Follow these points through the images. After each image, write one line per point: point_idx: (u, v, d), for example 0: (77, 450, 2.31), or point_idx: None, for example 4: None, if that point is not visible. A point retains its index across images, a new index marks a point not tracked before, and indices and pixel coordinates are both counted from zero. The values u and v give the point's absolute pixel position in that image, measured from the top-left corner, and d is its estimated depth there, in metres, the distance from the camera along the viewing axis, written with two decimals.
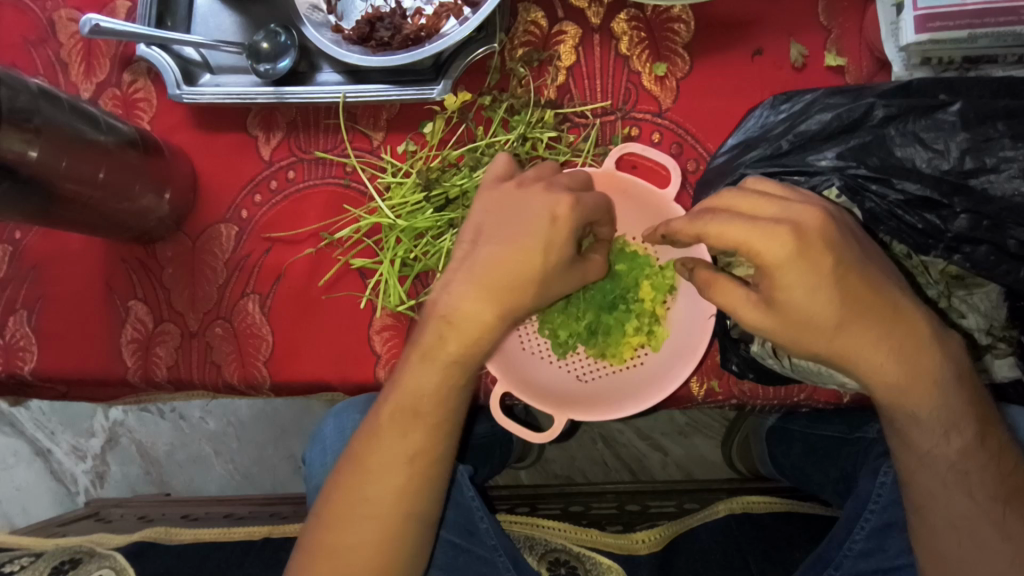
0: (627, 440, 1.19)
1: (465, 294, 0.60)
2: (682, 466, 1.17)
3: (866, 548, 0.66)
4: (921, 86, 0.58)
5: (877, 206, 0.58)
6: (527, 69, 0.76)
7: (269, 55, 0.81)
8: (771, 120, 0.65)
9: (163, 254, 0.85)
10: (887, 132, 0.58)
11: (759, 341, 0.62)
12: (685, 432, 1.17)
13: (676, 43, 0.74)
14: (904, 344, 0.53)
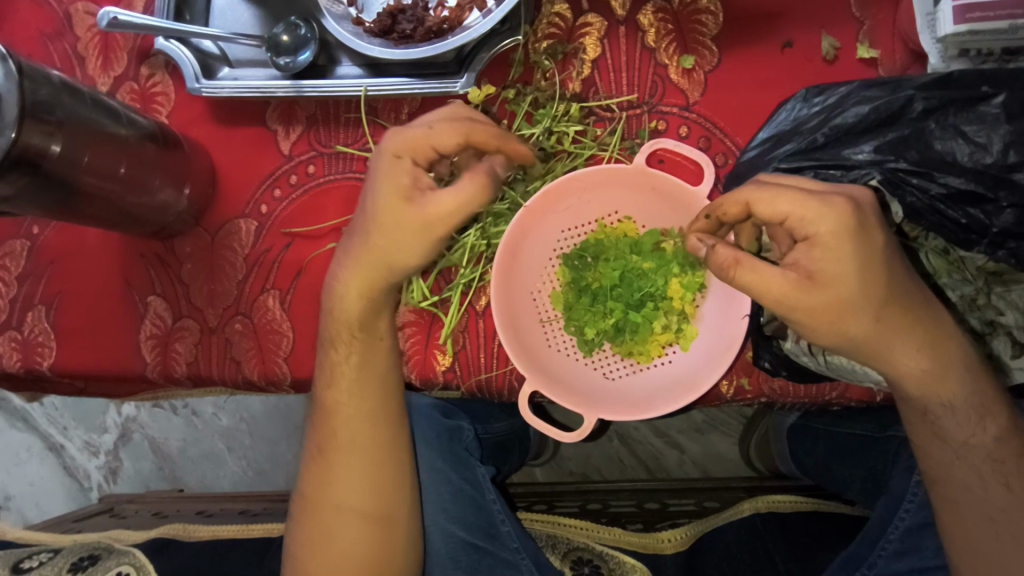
0: (643, 438, 1.18)
1: (390, 255, 0.65)
2: (699, 464, 1.16)
3: (900, 548, 0.65)
4: (961, 77, 0.56)
5: (919, 200, 0.57)
6: (552, 61, 0.75)
7: (289, 48, 0.80)
8: (804, 113, 0.63)
9: (181, 249, 0.85)
10: (927, 126, 0.57)
11: (794, 338, 0.61)
12: (702, 430, 1.16)
13: (704, 35, 0.72)
14: (931, 333, 0.54)
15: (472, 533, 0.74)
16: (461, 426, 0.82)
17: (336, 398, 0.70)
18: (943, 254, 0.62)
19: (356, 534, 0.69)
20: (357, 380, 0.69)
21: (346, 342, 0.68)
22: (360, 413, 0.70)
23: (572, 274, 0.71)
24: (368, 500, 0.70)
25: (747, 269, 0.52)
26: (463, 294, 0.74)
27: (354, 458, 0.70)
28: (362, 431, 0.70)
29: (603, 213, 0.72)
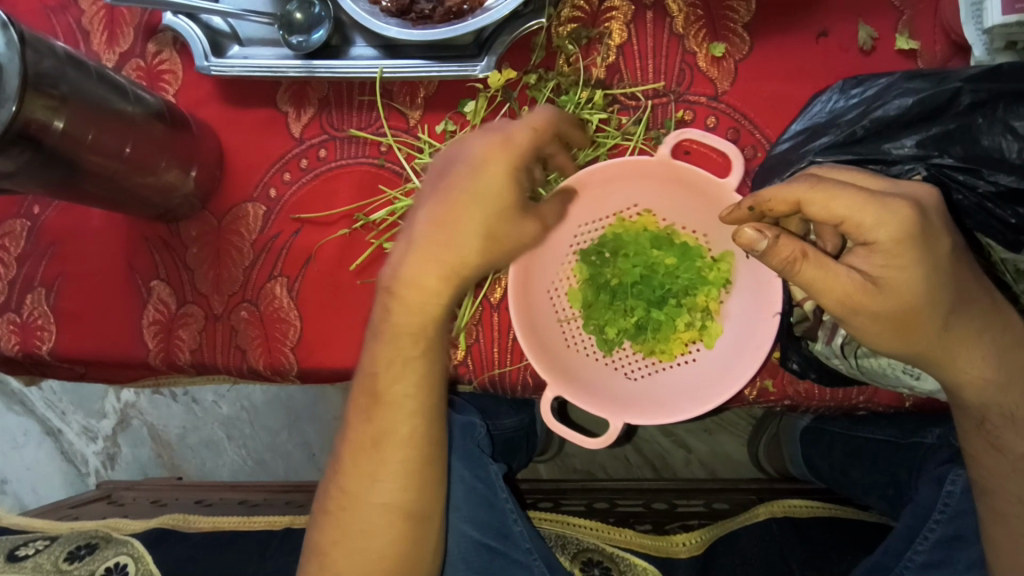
0: (649, 436, 1.17)
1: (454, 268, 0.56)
2: (707, 464, 1.14)
3: (930, 560, 0.62)
4: (1013, 69, 0.53)
5: (966, 199, 0.56)
6: (576, 47, 0.72)
7: (302, 27, 0.77)
8: (840, 105, 0.61)
9: (187, 233, 0.82)
10: (974, 120, 0.55)
11: (825, 339, 0.59)
12: (711, 429, 1.14)
13: (735, 22, 0.70)
14: (993, 338, 0.52)
15: (484, 532, 0.71)
16: (473, 422, 0.79)
17: (397, 393, 0.61)
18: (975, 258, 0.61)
19: (394, 533, 0.62)
20: (424, 376, 0.61)
21: (414, 337, 0.59)
22: (415, 411, 0.61)
23: (590, 271, 0.68)
24: (405, 507, 0.62)
25: (813, 265, 0.49)
26: (479, 286, 0.72)
27: (402, 455, 0.61)
28: (412, 430, 0.61)
29: (623, 205, 0.68)
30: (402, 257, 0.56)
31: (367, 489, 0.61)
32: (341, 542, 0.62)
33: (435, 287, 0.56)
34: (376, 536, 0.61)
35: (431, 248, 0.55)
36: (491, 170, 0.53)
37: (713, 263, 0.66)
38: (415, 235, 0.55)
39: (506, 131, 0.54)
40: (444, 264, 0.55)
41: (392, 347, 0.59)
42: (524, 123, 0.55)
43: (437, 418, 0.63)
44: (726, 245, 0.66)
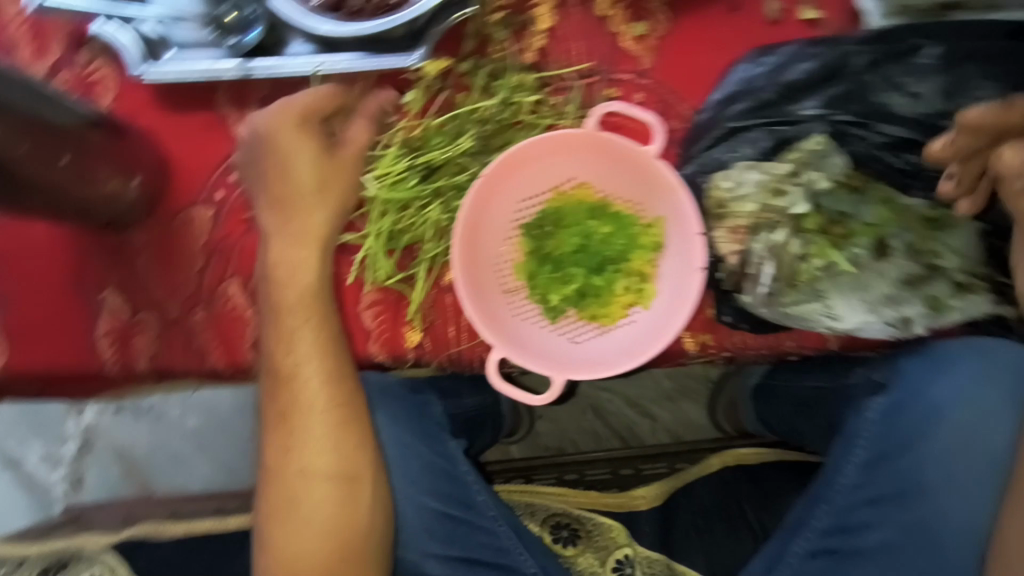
0: (615, 408, 1.16)
1: (317, 233, 0.71)
2: (671, 430, 1.15)
3: (857, 482, 0.70)
4: (897, 32, 0.62)
5: (859, 148, 0.64)
6: (506, 33, 0.75)
7: (235, 27, 0.78)
8: (754, 73, 0.65)
9: (135, 241, 0.82)
10: (865, 80, 0.63)
11: (752, 291, 0.65)
12: (673, 397, 1.16)
13: (655, 2, 0.73)
14: None
15: (445, 503, 0.76)
16: (427, 401, 0.81)
17: (293, 361, 0.68)
18: (884, 205, 0.64)
19: (319, 495, 0.68)
20: (319, 340, 0.69)
21: (297, 308, 0.68)
22: (320, 378, 0.68)
23: (533, 244, 0.72)
24: (336, 470, 0.68)
25: None
26: (428, 271, 0.74)
27: (315, 420, 0.68)
28: (325, 393, 0.68)
29: (559, 179, 0.71)
30: (265, 242, 0.72)
31: (291, 455, 0.68)
32: (279, 506, 0.68)
33: (303, 258, 0.70)
34: (315, 505, 0.67)
35: (291, 220, 0.72)
36: (284, 139, 0.71)
37: (646, 229, 0.69)
38: (265, 219, 0.72)
39: (286, 105, 0.72)
40: (305, 231, 0.71)
41: (279, 317, 0.69)
42: (300, 94, 0.71)
43: (344, 386, 0.68)
44: (657, 210, 0.69)
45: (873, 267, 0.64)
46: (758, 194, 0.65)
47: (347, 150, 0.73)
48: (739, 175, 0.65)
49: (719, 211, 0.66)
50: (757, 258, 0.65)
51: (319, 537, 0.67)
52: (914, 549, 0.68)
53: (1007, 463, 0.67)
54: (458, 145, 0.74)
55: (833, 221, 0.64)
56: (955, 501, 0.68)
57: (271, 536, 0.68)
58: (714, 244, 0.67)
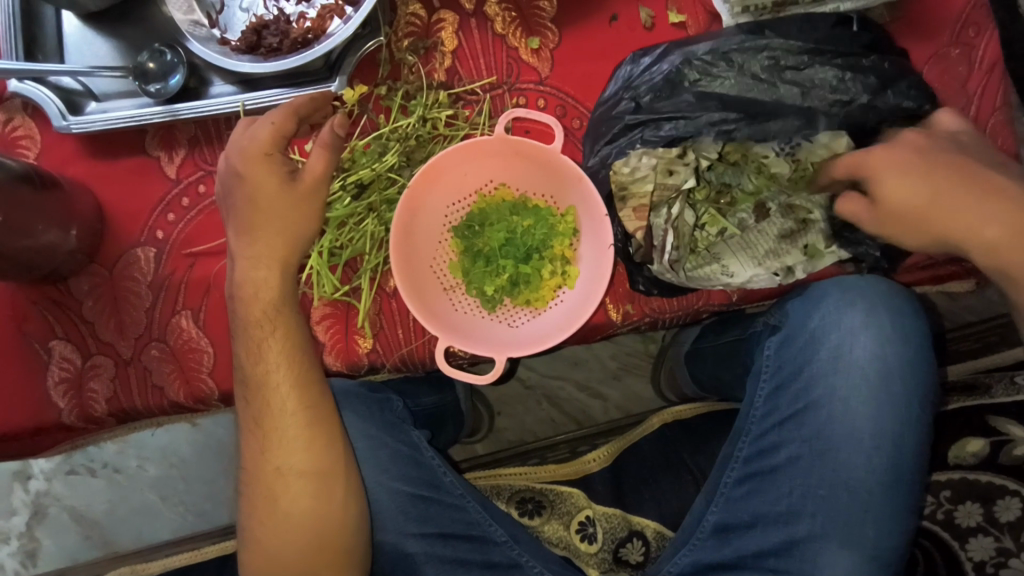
0: (568, 395, 1.19)
1: (284, 257, 0.72)
2: (622, 407, 1.18)
3: (766, 411, 0.77)
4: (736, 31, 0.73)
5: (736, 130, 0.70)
6: (415, 57, 0.82)
7: (157, 74, 0.83)
8: (636, 71, 0.74)
9: (79, 289, 0.84)
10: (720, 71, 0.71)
11: (659, 259, 0.72)
12: (618, 375, 1.18)
13: (545, 18, 0.83)
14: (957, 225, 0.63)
15: (416, 486, 0.82)
16: (389, 398, 0.87)
17: (263, 369, 0.71)
18: (760, 173, 0.75)
19: (295, 492, 0.72)
20: (284, 349, 0.72)
21: (261, 322, 0.71)
22: (291, 383, 0.71)
23: (464, 243, 0.79)
24: (312, 467, 0.72)
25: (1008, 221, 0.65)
26: (371, 281, 0.80)
27: (288, 422, 0.72)
28: (293, 398, 0.72)
29: (480, 183, 0.80)
30: (233, 264, 0.72)
31: (268, 457, 0.72)
32: (263, 507, 0.72)
33: (268, 277, 0.72)
34: (296, 503, 0.71)
35: (257, 242, 0.71)
36: (250, 169, 0.69)
37: (562, 217, 0.78)
38: (233, 243, 0.72)
39: (252, 133, 0.69)
40: (269, 254, 0.71)
41: (248, 331, 0.71)
42: (264, 121, 0.69)
43: (310, 389, 0.72)
44: (569, 201, 0.78)
45: (756, 227, 0.75)
46: (653, 175, 0.73)
47: (308, 178, 0.71)
48: (634, 161, 0.72)
49: (622, 193, 0.73)
50: (660, 232, 0.73)
51: (302, 532, 0.71)
52: (822, 464, 0.73)
53: (874, 369, 0.72)
54: (384, 161, 0.80)
55: (719, 193, 0.77)
56: (850, 412, 0.72)
57: (259, 536, 0.72)
58: (621, 223, 0.74)
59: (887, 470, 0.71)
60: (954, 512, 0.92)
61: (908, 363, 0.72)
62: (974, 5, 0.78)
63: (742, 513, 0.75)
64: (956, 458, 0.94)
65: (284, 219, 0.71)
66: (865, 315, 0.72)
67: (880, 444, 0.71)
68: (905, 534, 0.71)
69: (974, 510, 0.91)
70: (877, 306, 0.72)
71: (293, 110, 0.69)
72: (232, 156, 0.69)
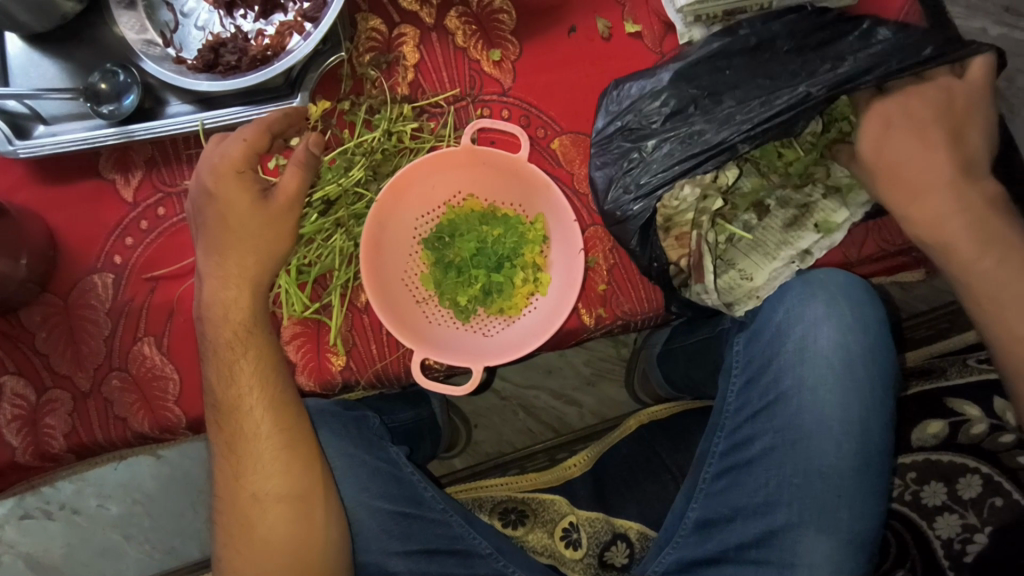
0: (544, 404, 1.19)
1: (254, 276, 0.70)
2: (598, 413, 1.19)
3: (739, 405, 0.79)
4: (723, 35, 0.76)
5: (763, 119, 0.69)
6: (377, 71, 0.82)
7: (110, 95, 0.80)
8: (629, 96, 0.77)
9: (30, 320, 0.80)
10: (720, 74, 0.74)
11: (700, 281, 0.74)
12: (592, 380, 1.19)
13: (505, 31, 0.84)
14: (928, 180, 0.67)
15: (397, 503, 0.81)
16: (365, 415, 0.86)
17: (236, 393, 0.69)
18: (755, 174, 0.76)
19: (272, 519, 0.69)
20: (258, 371, 0.70)
21: (233, 343, 0.69)
22: (265, 405, 0.70)
23: (435, 254, 0.79)
24: (289, 490, 0.70)
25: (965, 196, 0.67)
26: (342, 297, 0.79)
27: (261, 445, 0.70)
28: (268, 420, 0.70)
29: (449, 195, 0.80)
30: (202, 283, 0.70)
31: (243, 482, 0.70)
32: (238, 536, 0.70)
33: (238, 296, 0.70)
34: (272, 528, 0.69)
35: (229, 261, 0.69)
36: (220, 187, 0.67)
37: (531, 224, 0.79)
38: (202, 263, 0.70)
39: (223, 151, 0.68)
40: (238, 273, 0.70)
41: (219, 354, 0.69)
42: (236, 137, 0.68)
43: (285, 410, 0.70)
44: (538, 208, 0.79)
45: (757, 228, 0.76)
46: (695, 204, 0.71)
47: (282, 196, 0.70)
48: (680, 193, 0.70)
49: (667, 224, 0.72)
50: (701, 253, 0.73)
51: (280, 559, 0.69)
52: (795, 453, 0.74)
53: (839, 357, 0.75)
54: (351, 176, 0.80)
55: (727, 199, 0.74)
56: (817, 401, 0.74)
57: (235, 567, 0.69)
58: (663, 253, 0.73)
59: (856, 456, 0.73)
60: (920, 492, 0.95)
61: (868, 350, 0.75)
62: (907, 11, 0.83)
63: (721, 507, 0.77)
64: (919, 440, 0.98)
65: (256, 240, 0.70)
66: (827, 306, 0.74)
67: (848, 430, 0.73)
68: (877, 517, 0.73)
69: (938, 490, 0.93)
70: (837, 297, 0.74)
71: (266, 126, 0.69)
72: (202, 175, 0.68)
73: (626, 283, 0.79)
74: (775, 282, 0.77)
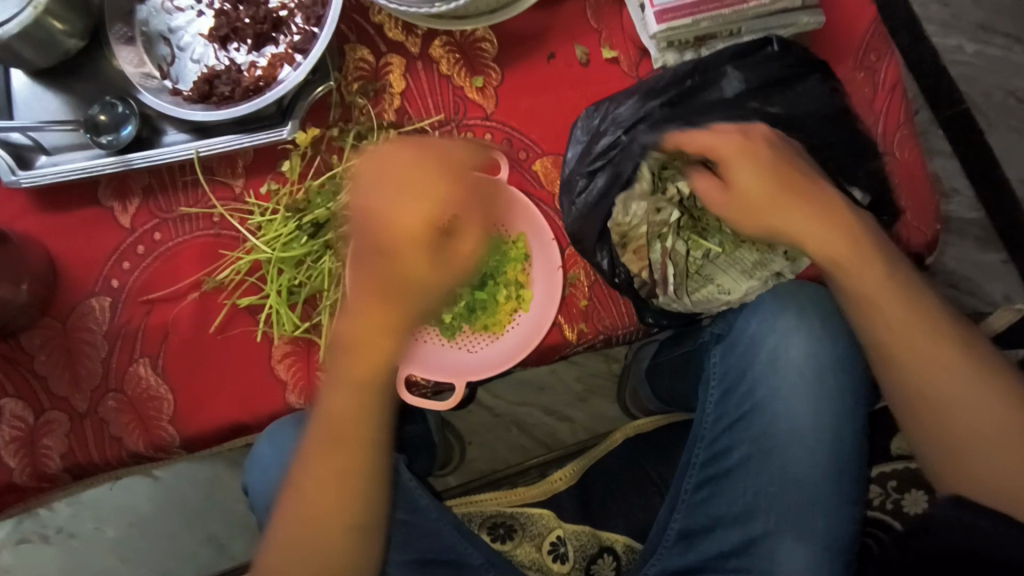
0: (537, 420, 1.21)
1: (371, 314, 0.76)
2: (590, 428, 1.21)
3: (716, 416, 0.81)
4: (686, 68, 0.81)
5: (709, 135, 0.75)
6: (365, 99, 0.86)
7: (109, 126, 0.84)
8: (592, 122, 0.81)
9: (29, 343, 0.83)
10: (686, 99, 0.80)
11: (663, 292, 0.78)
12: (584, 397, 1.21)
13: (487, 59, 0.88)
14: (787, 200, 0.70)
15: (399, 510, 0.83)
16: None
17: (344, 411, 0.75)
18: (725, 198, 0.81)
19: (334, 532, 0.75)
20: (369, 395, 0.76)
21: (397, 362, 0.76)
22: (359, 431, 0.75)
23: None
24: (353, 512, 0.76)
25: (821, 211, 0.70)
26: (330, 316, 0.84)
27: (341, 463, 0.75)
28: (345, 442, 0.76)
29: None
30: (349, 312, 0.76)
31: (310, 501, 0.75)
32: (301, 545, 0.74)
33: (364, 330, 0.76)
34: (328, 541, 0.74)
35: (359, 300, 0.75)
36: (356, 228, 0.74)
37: (513, 243, 0.83)
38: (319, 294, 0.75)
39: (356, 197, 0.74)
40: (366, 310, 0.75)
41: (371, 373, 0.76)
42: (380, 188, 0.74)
43: (370, 434, 0.76)
44: (519, 227, 0.83)
45: (734, 250, 0.79)
46: (645, 217, 0.78)
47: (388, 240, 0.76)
48: (629, 210, 0.78)
49: (623, 240, 0.78)
50: (658, 263, 0.78)
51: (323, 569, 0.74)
52: (771, 462, 0.76)
53: (811, 367, 0.76)
54: (337, 201, 0.83)
55: (693, 218, 0.81)
56: (789, 411, 0.76)
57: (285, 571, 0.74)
58: (624, 266, 0.79)
59: (829, 463, 0.74)
60: (902, 500, 0.96)
61: (840, 359, 0.76)
62: (872, 33, 0.87)
63: (702, 517, 0.78)
64: (899, 449, 0.99)
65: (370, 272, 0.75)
66: (796, 319, 0.77)
67: (820, 438, 0.75)
68: (853, 524, 0.73)
69: (919, 498, 0.96)
70: (805, 309, 0.77)
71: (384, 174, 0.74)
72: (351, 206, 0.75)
73: (607, 299, 0.80)
74: (752, 297, 0.80)
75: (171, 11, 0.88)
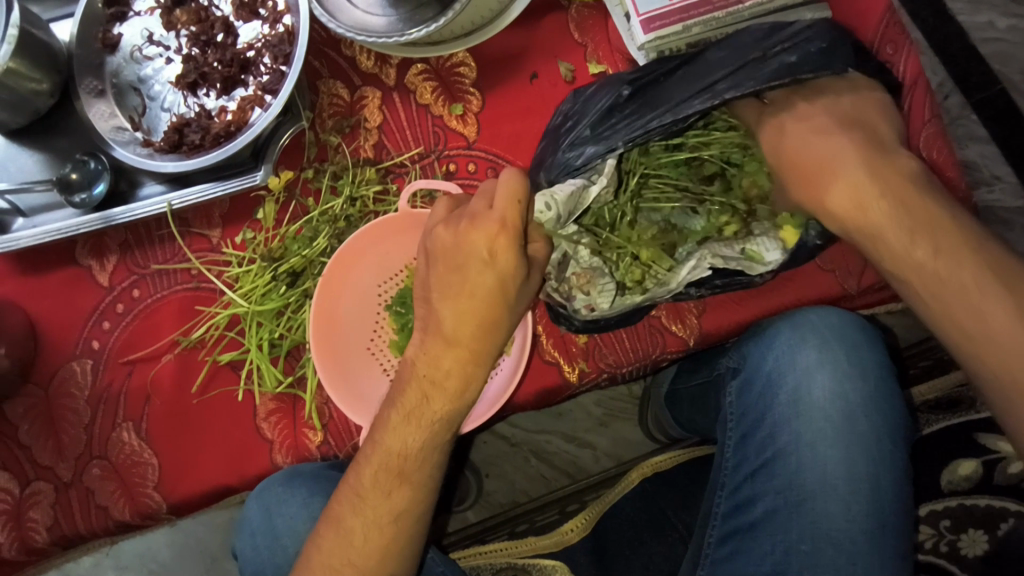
0: (556, 448, 1.09)
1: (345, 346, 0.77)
2: (613, 455, 1.08)
3: (736, 462, 0.74)
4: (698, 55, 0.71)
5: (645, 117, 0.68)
6: (340, 136, 0.82)
7: (81, 184, 0.81)
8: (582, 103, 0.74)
9: (14, 412, 0.80)
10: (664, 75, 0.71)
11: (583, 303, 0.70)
12: (605, 421, 1.08)
13: (466, 84, 0.82)
14: (832, 149, 0.66)
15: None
16: None
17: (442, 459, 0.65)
18: (705, 213, 0.74)
19: None
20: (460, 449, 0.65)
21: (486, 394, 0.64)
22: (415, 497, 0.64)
23: (399, 319, 0.78)
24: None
25: (856, 163, 0.64)
26: (315, 369, 0.80)
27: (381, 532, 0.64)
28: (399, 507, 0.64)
29: (409, 257, 0.80)
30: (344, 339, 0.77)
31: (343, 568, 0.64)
32: None
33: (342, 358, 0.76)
34: None
35: (334, 327, 0.76)
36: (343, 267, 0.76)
37: None
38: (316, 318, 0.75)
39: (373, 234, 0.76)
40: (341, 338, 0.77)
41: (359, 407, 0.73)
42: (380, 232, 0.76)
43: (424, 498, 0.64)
44: None
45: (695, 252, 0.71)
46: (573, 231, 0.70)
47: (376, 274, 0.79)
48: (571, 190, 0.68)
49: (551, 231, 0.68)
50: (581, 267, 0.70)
51: None
52: (800, 516, 0.68)
53: (839, 409, 0.69)
54: (315, 246, 0.80)
55: (664, 232, 0.74)
56: (819, 458, 0.68)
57: None
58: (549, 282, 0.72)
59: (866, 518, 0.66)
60: (957, 541, 0.88)
61: (870, 399, 0.70)
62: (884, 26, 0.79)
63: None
64: (949, 484, 0.91)
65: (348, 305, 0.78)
66: (818, 355, 0.70)
67: (856, 488, 0.67)
68: None
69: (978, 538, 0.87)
70: (830, 341, 0.70)
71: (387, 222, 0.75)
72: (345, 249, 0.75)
73: (610, 338, 0.75)
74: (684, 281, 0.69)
75: (141, 60, 0.85)
